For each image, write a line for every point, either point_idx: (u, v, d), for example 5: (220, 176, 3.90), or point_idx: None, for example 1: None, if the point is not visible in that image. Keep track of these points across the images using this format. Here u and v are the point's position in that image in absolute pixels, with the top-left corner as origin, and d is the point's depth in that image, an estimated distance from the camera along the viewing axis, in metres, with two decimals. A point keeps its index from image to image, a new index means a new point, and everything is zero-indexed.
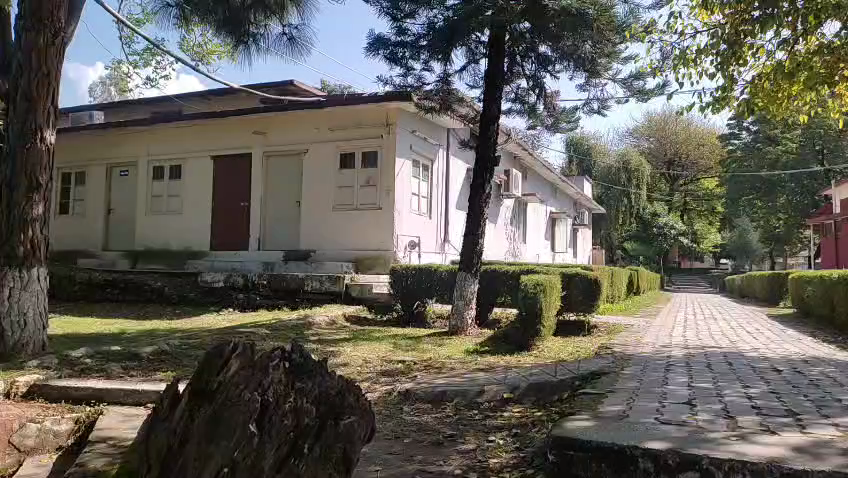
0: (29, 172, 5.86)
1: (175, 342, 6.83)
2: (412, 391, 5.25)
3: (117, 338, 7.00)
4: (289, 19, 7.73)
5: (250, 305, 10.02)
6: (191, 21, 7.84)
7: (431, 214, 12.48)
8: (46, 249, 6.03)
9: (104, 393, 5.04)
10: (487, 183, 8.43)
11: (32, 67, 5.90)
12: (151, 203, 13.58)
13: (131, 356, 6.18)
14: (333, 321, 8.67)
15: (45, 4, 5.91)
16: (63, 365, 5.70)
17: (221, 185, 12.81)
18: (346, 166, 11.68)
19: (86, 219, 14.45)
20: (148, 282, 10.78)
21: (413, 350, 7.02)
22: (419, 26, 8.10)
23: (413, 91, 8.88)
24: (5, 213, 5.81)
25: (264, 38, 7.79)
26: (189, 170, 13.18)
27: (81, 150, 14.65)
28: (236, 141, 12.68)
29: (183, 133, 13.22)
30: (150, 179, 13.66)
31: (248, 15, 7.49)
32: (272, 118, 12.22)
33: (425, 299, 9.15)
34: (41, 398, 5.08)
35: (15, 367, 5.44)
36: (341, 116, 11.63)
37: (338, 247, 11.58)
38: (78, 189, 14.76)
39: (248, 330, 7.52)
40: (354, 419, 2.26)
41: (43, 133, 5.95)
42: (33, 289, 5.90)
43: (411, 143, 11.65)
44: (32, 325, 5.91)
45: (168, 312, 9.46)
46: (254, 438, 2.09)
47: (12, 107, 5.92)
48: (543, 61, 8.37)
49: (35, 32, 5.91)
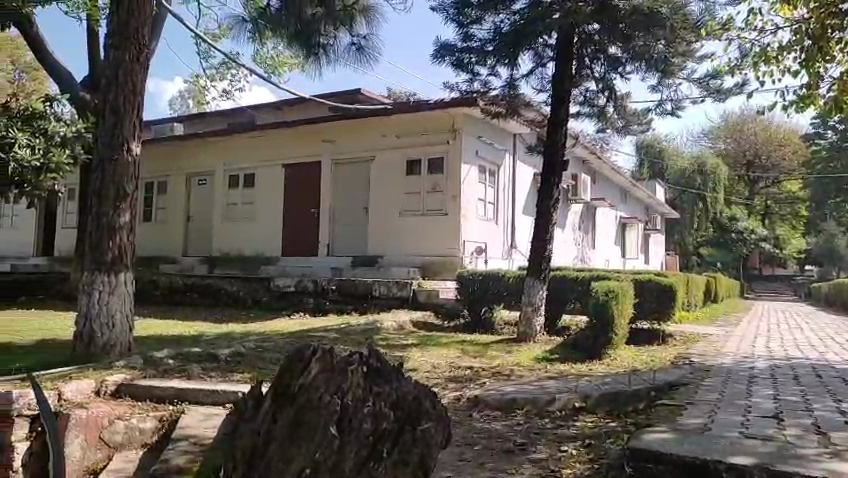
0: (117, 182, 6.20)
1: (251, 345, 7.06)
2: (482, 397, 5.21)
3: (197, 340, 7.30)
4: (357, 29, 7.88)
5: (320, 310, 10.28)
6: (265, 34, 8.12)
7: (498, 219, 12.41)
8: (131, 254, 6.33)
9: (185, 393, 5.24)
10: (555, 187, 8.30)
11: (120, 82, 6.26)
12: (226, 211, 14.12)
13: (210, 357, 6.44)
14: (402, 326, 8.75)
15: (131, 24, 6.26)
16: (148, 365, 5.99)
17: (291, 192, 13.16)
18: (412, 172, 11.76)
19: (168, 226, 15.18)
20: (224, 286, 11.22)
21: (481, 356, 6.99)
22: (486, 31, 8.07)
23: (479, 97, 8.87)
24: (95, 221, 6.16)
25: (334, 47, 7.94)
26: (262, 178, 13.63)
27: (163, 161, 15.44)
28: (306, 149, 13.01)
29: (256, 143, 13.70)
30: (226, 187, 14.21)
31: (319, 26, 7.62)
32: (340, 127, 12.48)
33: (493, 305, 9.12)
34: (127, 397, 5.36)
35: (104, 366, 5.76)
36: (408, 123, 11.72)
37: (405, 253, 11.68)
38: (160, 198, 15.53)
39: (319, 334, 7.70)
40: (431, 424, 2.28)
41: (130, 144, 6.30)
42: (119, 293, 6.22)
43: (478, 148, 11.64)
44: (119, 327, 6.25)
45: (243, 316, 9.81)
46: (335, 439, 2.14)
47: (102, 122, 6.30)
48: (613, 62, 8.09)
49: (122, 50, 6.26)
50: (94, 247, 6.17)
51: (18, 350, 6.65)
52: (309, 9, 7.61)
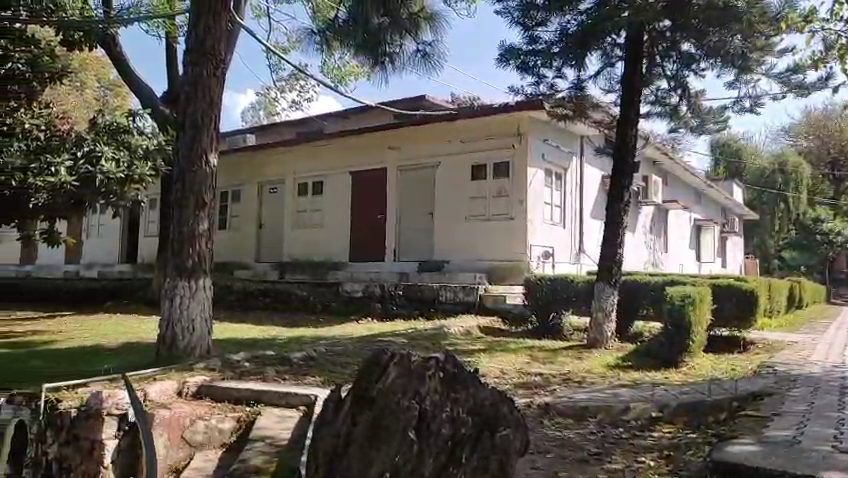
0: (196, 191, 6.49)
1: (322, 349, 7.21)
2: (553, 404, 5.13)
3: (271, 343, 7.54)
4: (423, 37, 7.96)
5: (388, 315, 10.40)
6: (334, 44, 8.33)
7: (565, 223, 12.21)
8: (209, 260, 6.60)
9: (260, 394, 5.41)
10: (626, 190, 8.10)
11: (198, 96, 6.55)
12: (296, 218, 14.52)
13: (284, 361, 6.63)
14: (469, 331, 8.73)
15: (208, 40, 6.55)
16: (226, 367, 6.23)
17: (358, 199, 13.39)
18: (477, 177, 11.74)
19: (241, 233, 15.74)
20: (295, 291, 11.53)
21: (551, 363, 6.88)
22: (552, 33, 7.98)
23: (545, 99, 8.76)
24: (177, 229, 6.46)
25: (400, 55, 8.01)
26: (330, 185, 13.95)
27: (236, 171, 16.04)
28: (372, 156, 13.21)
29: (324, 151, 14.02)
30: (295, 195, 14.60)
31: (385, 35, 7.71)
32: (406, 133, 12.60)
33: (561, 310, 8.98)
34: (207, 398, 5.59)
35: (186, 368, 6.02)
36: (473, 127, 11.69)
37: (471, 257, 11.67)
38: (233, 206, 16.13)
39: (388, 340, 7.78)
40: (510, 431, 2.27)
41: (208, 155, 6.58)
42: (199, 298, 6.49)
43: (544, 152, 11.50)
44: (199, 330, 6.51)
45: (313, 320, 10.05)
46: (414, 444, 2.16)
47: (182, 134, 6.62)
48: (687, 60, 7.83)
49: (200, 65, 6.55)
50: (176, 254, 6.47)
51: (107, 352, 7.05)
52: (375, 19, 7.56)
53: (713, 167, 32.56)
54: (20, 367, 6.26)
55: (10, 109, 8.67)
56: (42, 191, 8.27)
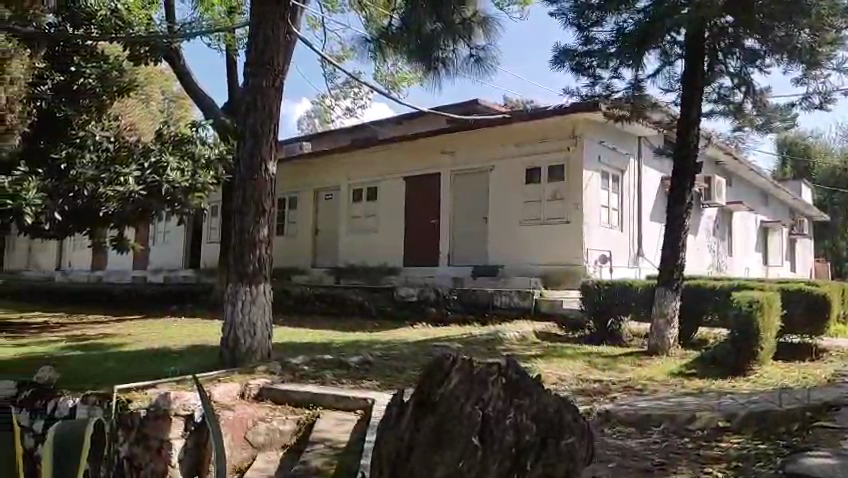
0: (257, 199, 6.67)
1: (378, 353, 7.27)
2: (613, 412, 5.02)
3: (328, 347, 7.66)
4: (476, 41, 7.97)
5: (442, 319, 10.41)
6: (388, 51, 8.42)
7: (623, 226, 11.94)
8: (269, 266, 6.77)
9: (319, 397, 5.49)
10: (688, 192, 7.86)
11: (258, 106, 6.75)
12: (351, 223, 14.73)
13: (341, 364, 6.73)
14: (525, 336, 8.63)
15: (267, 51, 6.74)
16: (285, 370, 6.37)
17: (412, 204, 13.47)
18: (531, 180, 11.64)
19: (297, 239, 16.08)
20: (350, 296, 11.69)
21: (611, 369, 6.74)
22: (607, 32, 7.83)
23: (602, 101, 8.61)
24: (238, 236, 6.65)
25: (454, 60, 8.02)
26: (384, 191, 14.09)
27: (293, 178, 16.41)
28: (426, 161, 13.26)
29: (377, 157, 14.17)
30: (350, 201, 14.82)
31: (440, 41, 7.72)
32: (460, 138, 12.60)
33: (620, 316, 8.78)
34: (268, 400, 5.72)
35: (247, 371, 6.19)
36: (527, 131, 11.59)
37: (526, 262, 11.57)
38: (290, 213, 16.50)
39: (444, 345, 7.79)
40: (575, 439, 2.23)
41: (267, 164, 6.76)
42: (260, 303, 6.66)
43: (600, 154, 11.30)
44: (260, 334, 6.68)
45: (369, 325, 10.16)
46: (477, 451, 2.16)
47: (243, 144, 6.81)
48: (750, 57, 7.56)
49: (259, 76, 6.74)
50: (238, 260, 6.66)
51: (174, 354, 7.33)
52: (429, 24, 7.58)
53: (779, 167, 31.25)
54: (93, 368, 6.56)
55: (83, 122, 9.30)
56: (113, 200, 8.67)
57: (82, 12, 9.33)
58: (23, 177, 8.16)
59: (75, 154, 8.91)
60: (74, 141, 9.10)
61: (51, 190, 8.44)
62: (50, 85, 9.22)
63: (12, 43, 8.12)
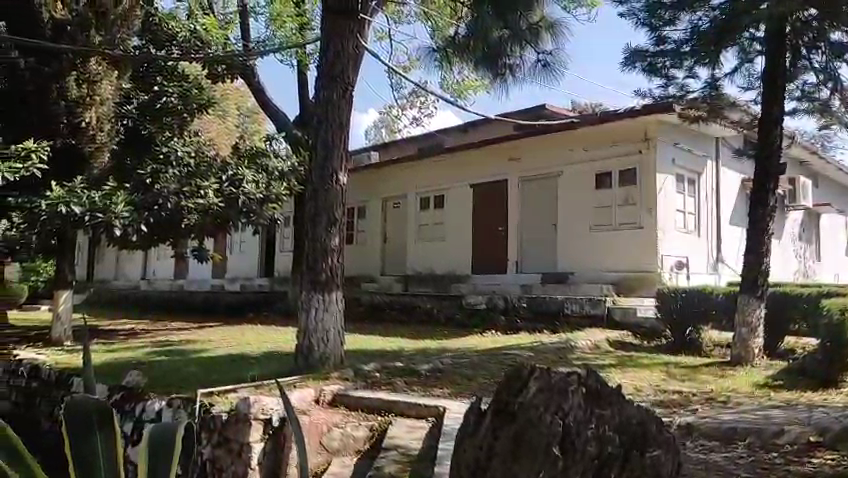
0: (329, 209, 6.84)
1: (449, 361, 7.28)
2: (695, 425, 4.81)
3: (399, 355, 7.73)
4: (543, 46, 7.93)
5: (511, 327, 10.30)
6: (454, 60, 8.47)
7: (700, 231, 11.50)
8: (340, 274, 6.91)
9: (391, 404, 5.56)
10: (770, 194, 7.49)
11: (328, 118, 6.92)
12: (419, 232, 14.84)
13: (412, 372, 6.78)
14: (597, 345, 8.42)
15: (337, 66, 6.91)
16: (358, 377, 6.47)
17: (479, 212, 13.44)
18: (602, 185, 11.37)
19: (366, 248, 16.35)
20: (419, 304, 11.79)
21: (691, 380, 6.48)
22: (682, 31, 7.62)
23: (676, 102, 8.33)
24: (311, 246, 6.84)
25: (521, 66, 8.04)
26: (451, 199, 14.13)
27: (361, 188, 16.73)
28: (493, 168, 13.21)
29: (444, 166, 14.25)
30: (417, 210, 14.94)
31: (505, 48, 7.71)
32: (527, 143, 12.47)
33: (699, 325, 8.44)
34: (341, 406, 5.83)
35: (321, 377, 6.32)
36: (596, 135, 11.37)
37: (598, 269, 11.31)
38: (359, 222, 16.81)
39: (515, 353, 7.71)
40: (660, 452, 2.22)
41: (338, 175, 6.93)
42: (332, 310, 6.82)
43: (675, 156, 10.94)
44: (333, 340, 6.81)
45: (438, 332, 10.19)
46: (558, 461, 2.10)
47: (315, 156, 7.01)
48: (837, 51, 7.16)
49: (330, 89, 6.92)
50: (311, 269, 6.83)
51: (251, 360, 7.59)
52: (495, 33, 7.55)
53: None
54: (178, 373, 6.89)
55: (166, 138, 9.71)
56: (194, 212, 9.22)
57: (164, 35, 9.79)
58: (112, 191, 8.69)
59: (160, 171, 9.35)
60: (158, 157, 9.52)
61: (138, 203, 8.83)
62: (135, 103, 9.85)
63: (103, 67, 8.66)
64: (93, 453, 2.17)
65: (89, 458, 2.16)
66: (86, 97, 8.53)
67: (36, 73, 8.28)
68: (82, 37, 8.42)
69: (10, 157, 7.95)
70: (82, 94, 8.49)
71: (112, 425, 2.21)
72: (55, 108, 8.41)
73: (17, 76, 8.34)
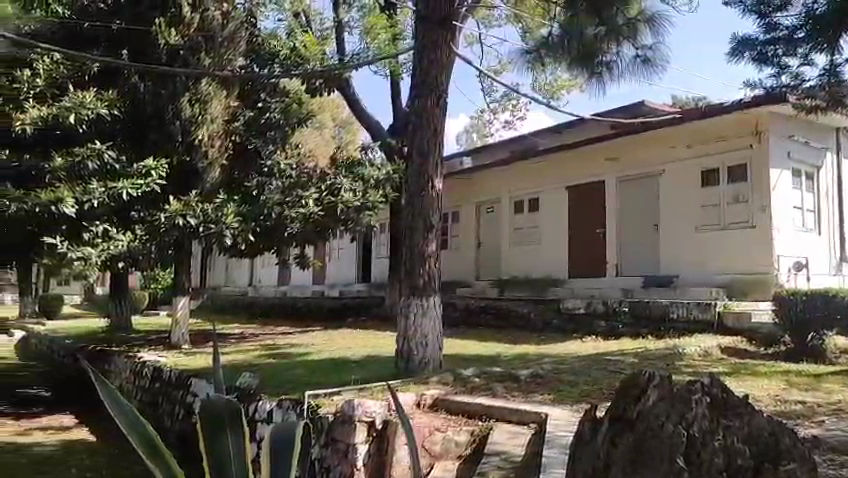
0: (425, 214, 6.92)
1: (549, 367, 7.17)
2: (823, 439, 4.45)
3: (498, 360, 7.69)
4: (643, 41, 7.69)
5: (613, 332, 9.99)
6: (546, 61, 8.34)
7: (820, 229, 10.67)
8: (438, 280, 6.98)
9: (492, 410, 5.52)
10: None
11: (424, 125, 7.02)
12: (513, 235, 14.71)
13: (511, 378, 6.72)
14: (707, 352, 7.99)
15: (431, 73, 6.99)
16: (458, 381, 6.50)
17: (576, 214, 13.14)
18: (708, 183, 10.79)
19: (461, 252, 16.40)
20: (516, 308, 11.71)
21: (814, 390, 6.01)
22: (793, 17, 7.21)
23: (789, 92, 7.74)
24: (410, 251, 6.97)
25: (618, 63, 7.83)
26: (545, 202, 13.93)
27: (456, 194, 16.81)
28: (589, 169, 12.91)
29: (539, 169, 14.07)
30: (512, 214, 14.80)
31: (601, 44, 7.51)
32: (625, 142, 12.08)
33: (822, 330, 7.80)
34: (442, 410, 5.85)
35: (422, 381, 6.41)
36: (702, 131, 10.81)
37: (706, 271, 10.75)
38: (453, 227, 16.89)
39: (619, 360, 7.47)
40: (796, 466, 2.04)
41: (434, 181, 6.99)
42: (431, 315, 6.88)
43: (790, 150, 10.22)
44: (431, 345, 6.86)
45: (535, 337, 10.05)
46: (683, 472, 2.01)
47: (411, 164, 7.11)
48: None
49: (425, 96, 7.01)
50: (409, 274, 6.97)
51: (354, 364, 7.82)
52: (590, 29, 7.40)
53: None
54: (286, 375, 7.21)
55: (270, 151, 10.19)
56: (296, 221, 9.83)
57: (267, 53, 10.31)
58: (222, 203, 9.35)
59: (265, 183, 10.14)
60: (263, 170, 10.24)
61: (248, 214, 9.46)
62: (242, 121, 10.12)
63: (212, 87, 9.21)
64: (226, 451, 2.32)
65: (222, 457, 2.31)
66: (196, 116, 9.11)
67: (156, 97, 9.05)
68: (193, 60, 9.10)
69: (134, 174, 8.77)
70: (193, 114, 9.09)
71: (242, 426, 2.34)
72: (171, 127, 9.15)
73: (138, 101, 9.17)
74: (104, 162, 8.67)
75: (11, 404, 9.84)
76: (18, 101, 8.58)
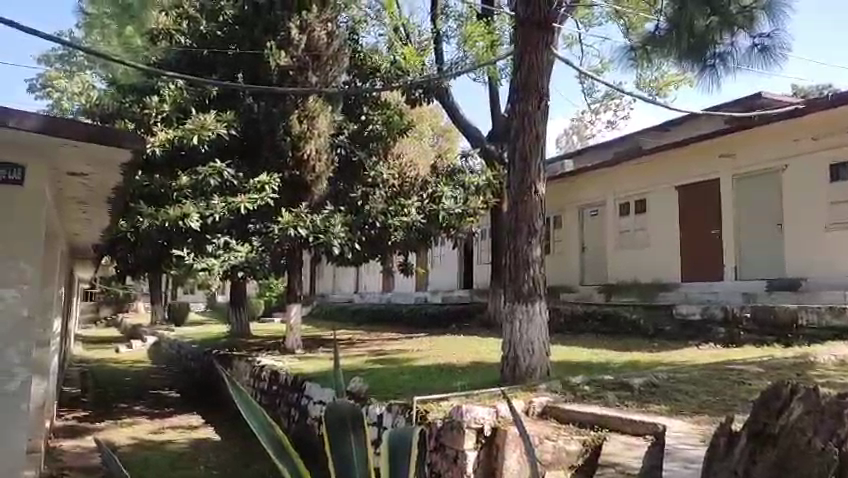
0: (529, 220, 6.87)
1: (664, 375, 6.86)
2: None
3: (607, 368, 7.45)
4: (759, 29, 7.27)
5: (733, 340, 9.38)
6: (651, 56, 8.08)
7: None
8: (543, 285, 6.89)
9: (605, 420, 5.33)
10: None
11: (525, 130, 6.96)
12: (619, 239, 14.23)
13: (623, 386, 6.47)
14: (843, 361, 7.33)
15: (531, 77, 6.93)
16: (567, 389, 6.36)
17: (688, 215, 12.52)
18: (837, 178, 9.95)
19: (565, 257, 16.04)
20: (625, 315, 11.29)
21: None
22: None
23: None
24: (513, 257, 6.90)
25: (733, 54, 7.39)
26: (653, 203, 13.36)
27: (558, 198, 16.50)
28: (703, 167, 12.23)
29: (645, 168, 13.52)
30: (618, 216, 14.31)
31: (714, 35, 7.16)
32: (740, 137, 11.37)
33: None
34: (553, 418, 5.72)
35: (530, 388, 6.31)
36: (828, 121, 9.97)
37: (837, 273, 9.86)
38: (556, 231, 16.56)
39: (740, 369, 7.06)
40: None
41: (536, 186, 6.93)
42: (536, 322, 6.78)
43: None
44: (538, 353, 6.77)
45: (647, 344, 9.65)
46: None
47: (512, 168, 7.06)
48: None
49: (524, 101, 6.97)
50: (514, 281, 6.90)
51: (460, 370, 7.85)
52: (701, 20, 7.08)
53: None
54: (394, 380, 7.39)
55: (373, 162, 10.61)
56: (399, 229, 10.20)
57: (368, 67, 10.74)
58: (330, 214, 9.79)
59: (369, 193, 10.40)
60: (367, 181, 10.51)
61: (353, 223, 9.94)
62: (346, 134, 10.61)
63: (319, 103, 9.72)
64: (350, 453, 2.40)
65: (346, 459, 2.40)
66: (305, 132, 9.65)
67: (268, 116, 9.69)
68: (302, 78, 9.63)
69: (250, 190, 9.39)
70: (302, 130, 9.65)
71: (363, 427, 2.42)
72: (283, 143, 9.68)
73: (252, 120, 9.81)
74: (223, 179, 9.33)
75: (146, 404, 10.72)
76: (149, 124, 9.49)
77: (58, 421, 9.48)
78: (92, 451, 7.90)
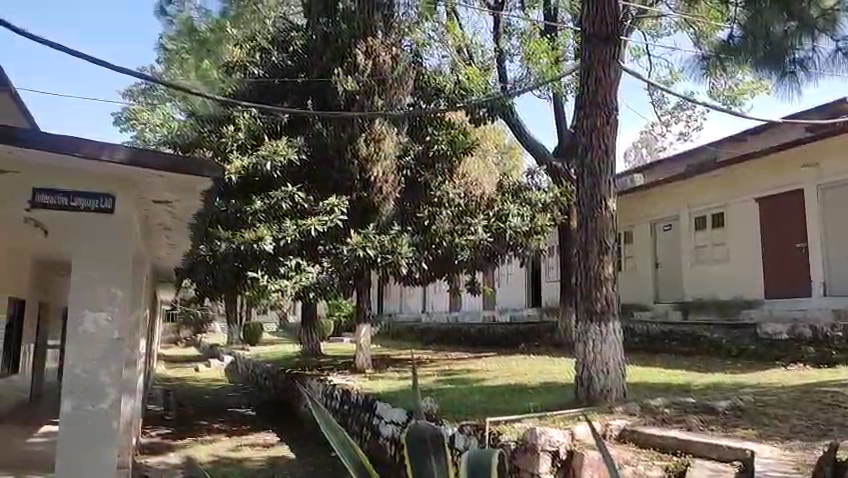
0: (599, 237, 6.71)
1: (751, 398, 6.52)
2: None
3: (687, 389, 7.17)
4: (842, 31, 6.83)
5: (823, 361, 8.86)
6: (725, 65, 7.82)
7: None
8: (617, 304, 6.69)
9: (688, 444, 5.05)
10: None
11: (594, 145, 6.85)
12: (694, 254, 13.70)
13: (707, 409, 6.18)
14: None
15: (600, 91, 6.82)
16: (646, 412, 6.13)
17: (769, 228, 11.93)
18: None
19: (637, 273, 15.59)
20: (704, 334, 10.82)
21: None
22: None
23: None
24: (584, 275, 6.75)
25: (813, 59, 7.05)
26: (732, 216, 12.78)
27: (628, 213, 16.08)
28: (784, 177, 11.66)
29: (721, 180, 13.00)
30: (692, 230, 13.79)
31: (793, 42, 6.88)
32: (825, 146, 10.78)
33: None
34: (632, 442, 5.51)
35: (606, 410, 6.11)
36: None
37: None
38: (627, 247, 16.15)
39: (834, 391, 6.65)
40: None
41: (607, 202, 6.78)
42: (610, 340, 6.58)
43: None
44: (613, 373, 6.57)
45: (729, 365, 9.24)
46: None
47: (581, 184, 6.96)
48: None
49: (592, 116, 6.87)
50: (585, 298, 6.72)
51: (533, 390, 7.73)
52: (778, 26, 6.86)
53: None
54: (465, 400, 7.34)
55: (439, 182, 10.66)
56: (466, 248, 10.32)
57: (433, 89, 10.89)
58: (398, 234, 9.89)
59: (435, 212, 10.52)
60: (432, 200, 10.60)
61: (419, 243, 10.09)
62: (412, 154, 10.64)
63: (385, 125, 9.88)
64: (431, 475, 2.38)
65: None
66: (372, 154, 9.83)
67: (335, 139, 9.87)
68: (368, 102, 9.82)
69: (320, 212, 9.68)
70: (369, 152, 9.83)
71: (445, 451, 2.40)
72: (350, 166, 9.89)
73: (320, 145, 10.07)
74: (295, 202, 9.67)
75: (225, 422, 11.09)
76: (225, 152, 9.96)
77: (144, 438, 9.94)
78: (176, 466, 8.22)
